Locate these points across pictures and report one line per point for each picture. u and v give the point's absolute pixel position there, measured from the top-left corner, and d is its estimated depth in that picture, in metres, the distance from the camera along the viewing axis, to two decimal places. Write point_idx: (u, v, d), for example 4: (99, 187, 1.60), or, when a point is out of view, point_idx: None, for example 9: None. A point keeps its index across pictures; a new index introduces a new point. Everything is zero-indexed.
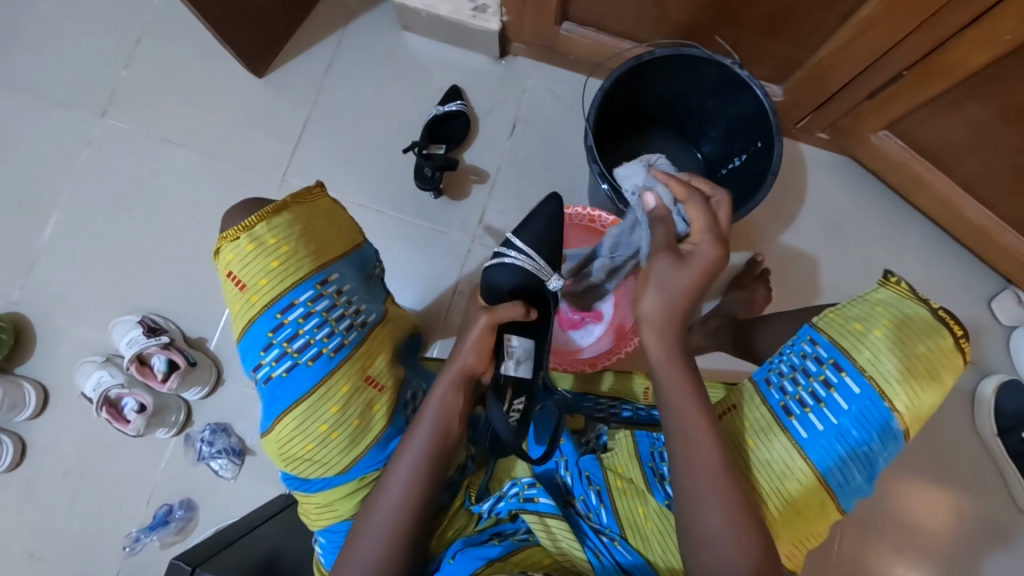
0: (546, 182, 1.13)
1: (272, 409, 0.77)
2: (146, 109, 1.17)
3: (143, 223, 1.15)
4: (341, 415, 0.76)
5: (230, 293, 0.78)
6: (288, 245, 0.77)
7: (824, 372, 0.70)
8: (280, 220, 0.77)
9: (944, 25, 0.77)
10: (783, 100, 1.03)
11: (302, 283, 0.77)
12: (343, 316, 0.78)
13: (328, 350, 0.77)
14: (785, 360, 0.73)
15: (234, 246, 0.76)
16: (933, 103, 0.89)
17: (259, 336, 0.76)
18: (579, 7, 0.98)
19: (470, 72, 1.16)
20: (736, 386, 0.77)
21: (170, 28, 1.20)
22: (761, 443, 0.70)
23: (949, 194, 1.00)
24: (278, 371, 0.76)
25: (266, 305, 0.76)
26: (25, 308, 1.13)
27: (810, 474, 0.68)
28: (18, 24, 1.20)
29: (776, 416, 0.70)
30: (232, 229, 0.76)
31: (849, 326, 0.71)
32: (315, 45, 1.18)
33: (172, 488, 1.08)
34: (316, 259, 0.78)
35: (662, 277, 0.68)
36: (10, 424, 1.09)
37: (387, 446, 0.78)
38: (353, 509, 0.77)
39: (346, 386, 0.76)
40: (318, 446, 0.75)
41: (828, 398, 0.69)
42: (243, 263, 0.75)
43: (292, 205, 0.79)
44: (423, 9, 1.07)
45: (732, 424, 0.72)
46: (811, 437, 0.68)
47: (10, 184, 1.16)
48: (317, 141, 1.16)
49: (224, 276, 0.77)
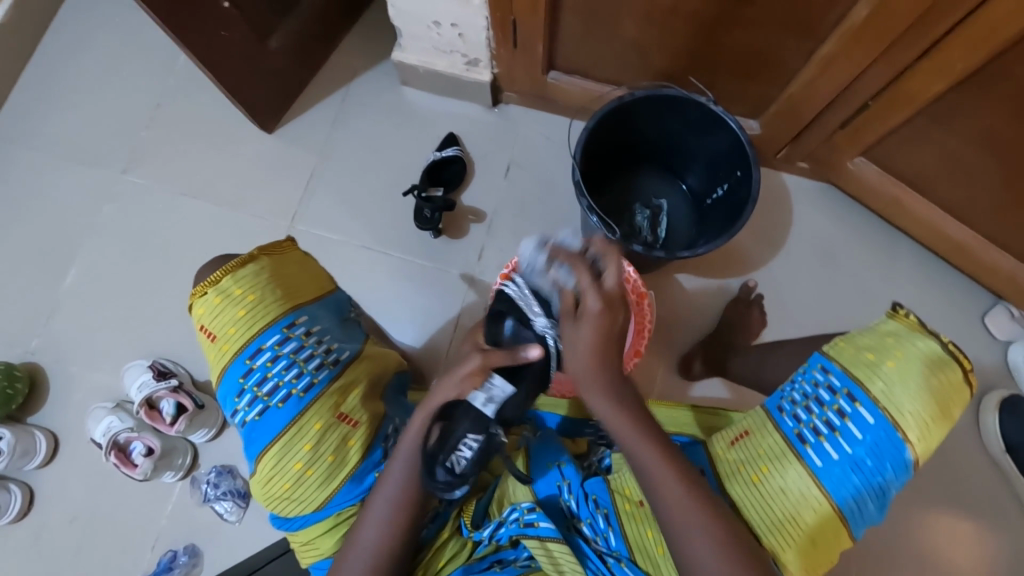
0: (540, 220, 1.19)
1: (251, 452, 0.79)
2: (163, 166, 1.25)
3: (157, 273, 1.20)
4: (314, 452, 0.76)
5: (205, 345, 0.82)
6: (254, 293, 0.80)
7: (838, 401, 0.70)
8: (244, 271, 0.81)
9: (901, 58, 0.82)
10: (761, 132, 1.09)
11: (271, 327, 0.79)
12: (312, 356, 0.80)
13: (297, 390, 0.78)
14: (797, 388, 0.74)
15: (203, 300, 0.80)
16: (901, 129, 0.94)
17: (232, 382, 0.78)
18: (565, 57, 1.06)
19: (465, 121, 1.24)
20: (747, 412, 0.77)
21: (186, 93, 1.29)
22: (776, 471, 0.70)
23: (929, 215, 1.04)
24: (252, 414, 0.78)
25: (236, 352, 0.79)
26: (41, 357, 1.16)
27: (824, 502, 0.68)
28: (46, 95, 1.30)
29: (791, 443, 0.70)
30: (201, 285, 0.81)
31: (860, 355, 0.71)
32: (321, 102, 1.26)
33: (177, 532, 1.08)
34: (283, 303, 0.81)
35: (566, 342, 0.65)
36: (20, 472, 1.11)
37: (363, 480, 0.78)
38: (334, 547, 0.78)
39: (318, 423, 0.77)
40: (295, 484, 0.76)
41: (843, 427, 0.69)
42: (212, 315, 0.79)
43: (259, 256, 0.83)
44: (421, 65, 1.16)
45: (746, 451, 0.72)
46: (826, 466, 0.68)
47: (33, 240, 1.23)
48: (322, 189, 1.22)
49: (198, 329, 0.81)
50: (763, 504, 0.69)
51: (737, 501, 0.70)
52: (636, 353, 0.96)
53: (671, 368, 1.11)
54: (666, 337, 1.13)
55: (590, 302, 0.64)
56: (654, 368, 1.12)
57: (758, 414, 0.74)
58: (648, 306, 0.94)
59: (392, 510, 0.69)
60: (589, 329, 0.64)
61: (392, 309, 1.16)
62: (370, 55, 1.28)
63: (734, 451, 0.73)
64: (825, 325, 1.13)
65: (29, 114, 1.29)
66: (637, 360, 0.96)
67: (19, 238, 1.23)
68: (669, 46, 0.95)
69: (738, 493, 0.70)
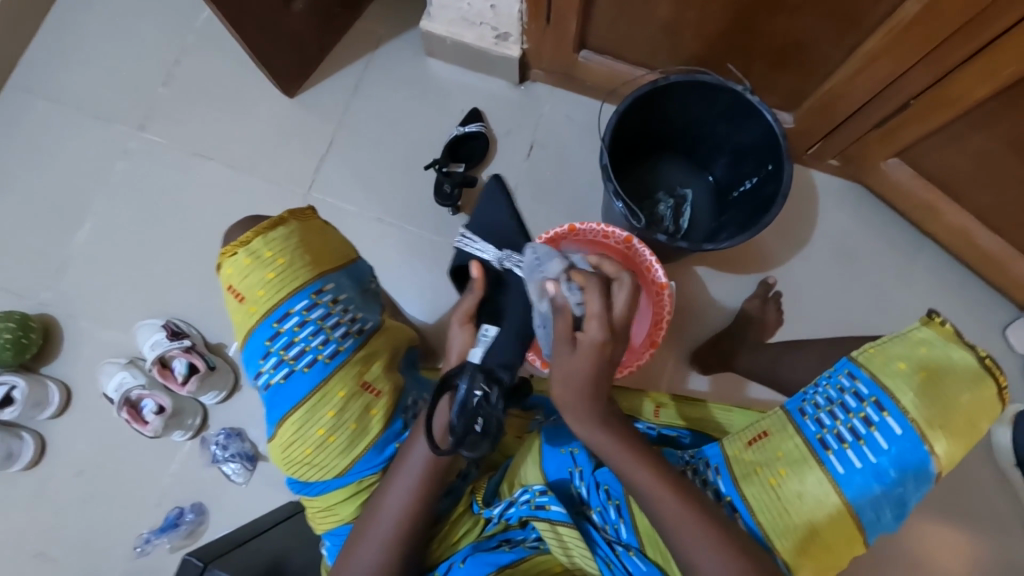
0: (560, 202, 1.17)
1: (273, 416, 0.79)
2: (181, 125, 1.24)
3: (172, 233, 1.20)
4: (337, 419, 0.76)
5: (231, 306, 0.81)
6: (284, 257, 0.80)
7: (865, 409, 0.68)
8: (276, 234, 0.80)
9: (947, 59, 0.79)
10: (794, 126, 1.06)
11: (298, 293, 0.79)
12: (338, 324, 0.80)
13: (323, 357, 0.78)
14: (822, 392, 0.72)
15: (233, 260, 0.79)
16: (938, 132, 0.91)
17: (258, 344, 0.79)
18: (597, 36, 1.02)
19: (490, 96, 1.21)
20: (766, 413, 0.75)
21: (207, 52, 1.27)
22: (795, 474, 0.68)
23: (960, 221, 1.01)
24: (276, 378, 0.78)
25: (263, 315, 0.78)
26: (55, 309, 1.17)
27: (842, 508, 0.66)
28: (65, 46, 1.28)
29: (812, 449, 0.69)
30: (231, 245, 0.80)
31: (891, 364, 0.69)
32: (344, 69, 1.24)
33: (184, 491, 1.09)
34: (312, 269, 0.81)
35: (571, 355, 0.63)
36: (32, 421, 1.12)
37: (382, 449, 0.78)
38: (354, 512, 0.78)
39: (342, 391, 0.77)
40: (316, 449, 0.76)
41: (868, 436, 0.67)
42: (242, 276, 0.79)
43: (289, 220, 0.82)
44: (448, 35, 1.13)
45: (764, 452, 0.71)
46: (848, 473, 0.67)
47: (48, 192, 1.22)
48: (341, 159, 1.21)
49: (226, 289, 0.80)
50: (781, 507, 0.67)
51: (752, 502, 0.68)
52: (653, 343, 0.97)
53: (682, 361, 1.11)
54: (679, 329, 1.12)
55: (591, 330, 0.60)
56: (666, 360, 1.11)
57: (778, 416, 0.73)
58: (667, 296, 0.96)
59: (409, 475, 0.70)
60: (587, 357, 0.61)
61: (405, 284, 1.15)
62: (396, 22, 1.25)
63: (753, 452, 0.71)
64: (843, 327, 1.11)
65: (48, 64, 1.27)
66: (653, 350, 0.96)
67: (37, 190, 1.22)
68: (707, 31, 0.91)
69: (754, 493, 0.68)
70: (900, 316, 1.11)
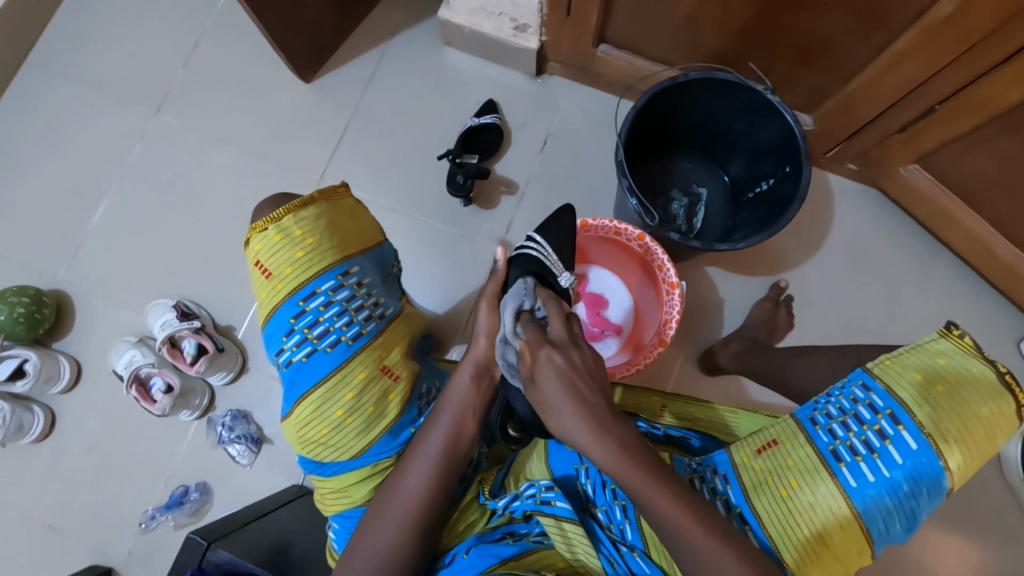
0: (573, 198, 1.16)
1: (292, 394, 0.79)
2: (197, 107, 1.24)
3: (185, 214, 1.20)
4: (356, 401, 0.76)
5: (257, 282, 0.81)
6: (313, 237, 0.80)
7: (879, 422, 0.67)
8: (306, 213, 0.80)
9: (978, 62, 0.78)
10: (814, 128, 1.04)
11: (325, 273, 0.79)
12: (362, 307, 0.80)
13: (346, 338, 0.78)
14: (834, 402, 0.70)
15: (263, 237, 0.79)
16: (964, 138, 0.89)
17: (282, 321, 0.78)
18: (617, 30, 1.01)
19: (506, 89, 1.21)
20: (776, 421, 0.73)
21: (224, 34, 1.27)
22: (806, 485, 0.66)
23: (979, 232, 1.00)
24: (299, 355, 0.78)
25: (290, 293, 0.78)
26: (68, 286, 1.18)
27: (853, 521, 0.65)
28: (85, 24, 1.28)
29: (825, 460, 0.67)
30: (262, 221, 0.80)
31: (907, 376, 0.68)
32: (360, 56, 1.24)
33: (190, 470, 1.11)
34: (339, 251, 0.81)
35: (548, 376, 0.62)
36: (44, 396, 1.14)
37: (399, 434, 0.79)
38: (367, 495, 0.78)
39: (362, 373, 0.77)
40: (333, 430, 0.76)
41: (883, 449, 0.66)
42: (270, 252, 0.79)
43: (319, 200, 0.82)
44: (466, 25, 1.12)
45: (774, 461, 0.69)
46: (860, 486, 0.65)
47: (64, 170, 1.23)
48: (354, 146, 1.21)
49: (253, 265, 0.80)
50: (789, 518, 0.66)
51: (763, 514, 0.66)
52: (664, 340, 0.94)
53: (690, 362, 1.10)
54: (688, 330, 1.12)
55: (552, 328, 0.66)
56: (674, 359, 1.11)
57: (789, 424, 0.71)
58: (678, 294, 0.95)
59: (419, 463, 0.71)
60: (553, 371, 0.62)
61: (415, 273, 1.15)
62: (414, 10, 1.25)
63: (763, 461, 0.70)
64: (855, 334, 1.10)
65: (67, 42, 1.28)
66: (661, 348, 0.94)
67: (52, 167, 1.23)
68: (730, 28, 0.90)
69: (764, 505, 0.67)
70: (913, 326, 1.10)
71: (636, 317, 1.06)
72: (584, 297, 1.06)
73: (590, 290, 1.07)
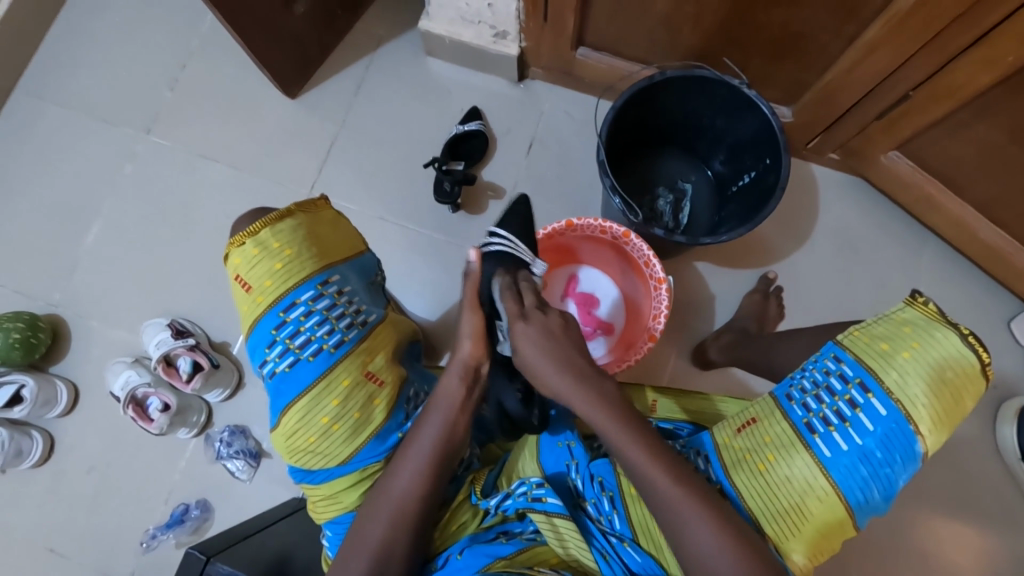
0: (560, 200, 1.17)
1: (277, 404, 0.79)
2: (185, 127, 1.26)
3: (176, 234, 1.21)
4: (342, 408, 0.77)
5: (238, 296, 0.82)
6: (291, 249, 0.80)
7: (850, 392, 0.68)
8: (283, 226, 0.81)
9: (948, 46, 0.79)
10: (793, 120, 1.05)
11: (304, 283, 0.80)
12: (343, 315, 0.80)
13: (328, 346, 0.78)
14: (808, 376, 0.71)
15: (241, 251, 0.80)
16: (941, 123, 0.90)
17: (264, 333, 0.79)
18: (595, 34, 1.03)
19: (490, 95, 1.22)
20: (755, 400, 0.74)
21: (209, 55, 1.28)
22: (783, 459, 0.67)
23: (961, 215, 1.01)
24: (282, 366, 0.78)
25: (270, 304, 0.79)
26: (63, 309, 1.19)
27: (831, 492, 0.65)
28: (71, 51, 1.30)
29: (799, 432, 0.68)
30: (240, 235, 0.81)
31: (874, 345, 0.68)
32: (344, 70, 1.25)
33: (190, 487, 1.11)
34: (318, 261, 0.81)
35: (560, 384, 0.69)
36: (42, 420, 1.14)
37: (387, 438, 0.79)
38: (358, 500, 0.78)
39: (346, 379, 0.78)
40: (320, 438, 0.77)
41: (854, 418, 0.66)
42: (248, 266, 0.80)
43: (296, 212, 0.83)
44: (447, 35, 1.14)
45: (753, 438, 0.70)
46: (834, 456, 0.66)
47: (55, 195, 1.24)
48: (341, 159, 1.22)
49: (232, 279, 0.81)
50: (768, 493, 0.66)
51: (742, 488, 0.68)
52: (653, 335, 0.95)
53: (683, 357, 1.11)
54: (679, 325, 1.12)
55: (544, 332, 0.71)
56: (667, 355, 1.11)
57: (766, 402, 0.71)
58: (666, 289, 0.96)
59: (413, 468, 0.71)
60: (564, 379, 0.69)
61: (407, 280, 1.16)
62: (396, 23, 1.27)
63: (741, 438, 0.70)
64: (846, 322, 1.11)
65: (54, 69, 1.29)
66: (652, 343, 0.94)
67: (45, 192, 1.24)
68: (704, 25, 0.91)
69: (743, 481, 0.68)
70: None
71: (626, 315, 1.07)
72: (574, 297, 1.08)
73: (581, 290, 1.09)
